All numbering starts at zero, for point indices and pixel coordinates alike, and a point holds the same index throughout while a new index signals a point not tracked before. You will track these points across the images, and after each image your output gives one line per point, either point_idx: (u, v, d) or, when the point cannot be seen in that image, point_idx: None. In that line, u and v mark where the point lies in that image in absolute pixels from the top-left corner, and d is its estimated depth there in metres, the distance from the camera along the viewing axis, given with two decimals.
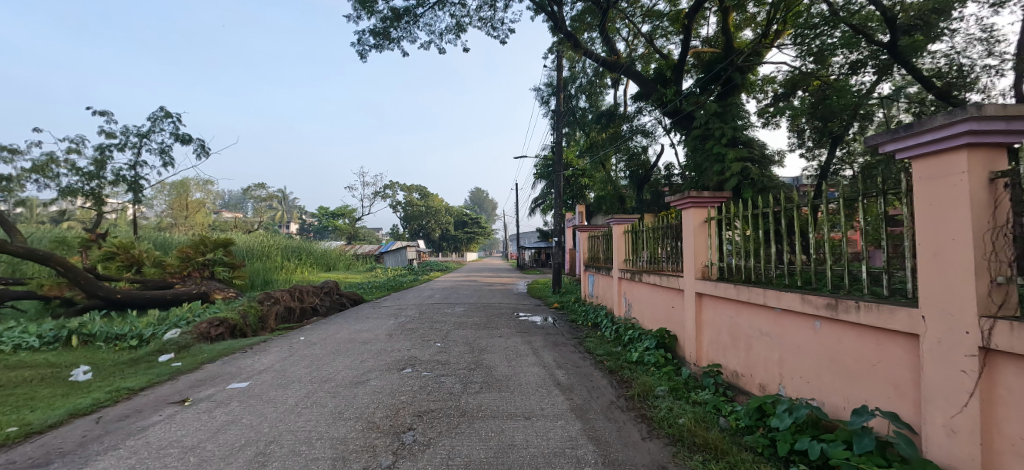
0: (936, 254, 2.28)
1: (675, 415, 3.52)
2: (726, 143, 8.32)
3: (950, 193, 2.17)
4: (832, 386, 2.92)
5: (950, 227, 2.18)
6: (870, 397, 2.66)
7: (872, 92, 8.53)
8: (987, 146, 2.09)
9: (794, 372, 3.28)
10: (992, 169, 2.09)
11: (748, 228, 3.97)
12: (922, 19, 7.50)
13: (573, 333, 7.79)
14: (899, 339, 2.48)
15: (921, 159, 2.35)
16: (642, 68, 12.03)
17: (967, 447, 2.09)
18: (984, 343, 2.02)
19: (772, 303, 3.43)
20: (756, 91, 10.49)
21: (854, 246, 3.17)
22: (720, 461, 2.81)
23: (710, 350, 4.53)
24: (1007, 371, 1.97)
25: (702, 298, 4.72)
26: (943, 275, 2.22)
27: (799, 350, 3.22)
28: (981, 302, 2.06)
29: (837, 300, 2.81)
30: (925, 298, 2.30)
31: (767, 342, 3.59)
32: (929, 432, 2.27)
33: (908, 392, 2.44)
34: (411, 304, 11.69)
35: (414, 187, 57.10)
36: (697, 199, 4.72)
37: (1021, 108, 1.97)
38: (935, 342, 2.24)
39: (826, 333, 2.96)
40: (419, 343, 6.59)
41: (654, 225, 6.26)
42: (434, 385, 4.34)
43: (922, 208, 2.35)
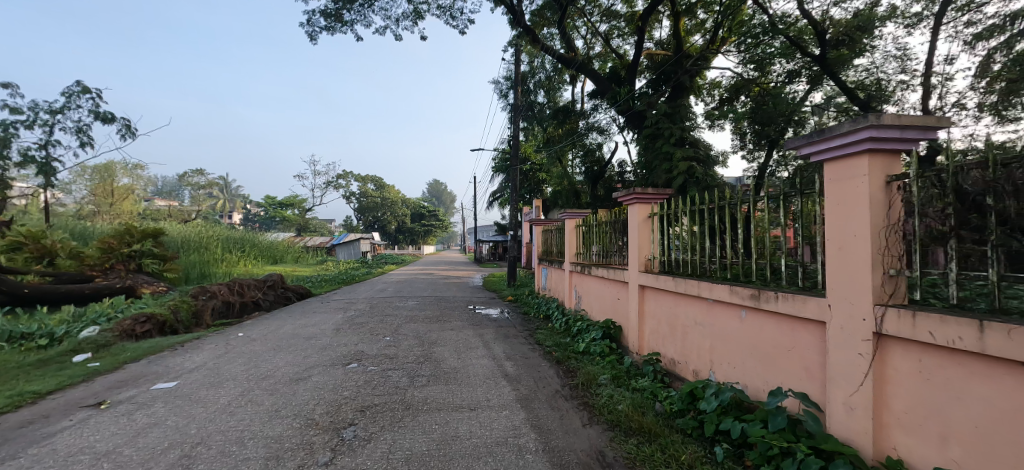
0: (841, 249, 2.51)
1: (615, 402, 3.67)
2: (674, 142, 8.68)
3: (854, 193, 2.41)
4: (754, 370, 3.16)
5: (853, 224, 2.42)
6: (785, 379, 2.90)
7: (805, 99, 9.18)
8: (885, 151, 2.33)
9: (722, 358, 3.52)
10: (889, 173, 2.33)
11: (690, 224, 4.17)
12: (848, 35, 8.21)
13: (525, 325, 7.90)
14: (810, 326, 2.73)
15: (831, 162, 2.58)
16: (599, 66, 12.29)
17: (862, 421, 2.34)
18: (878, 329, 2.26)
19: (706, 294, 3.65)
20: (704, 94, 10.99)
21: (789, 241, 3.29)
22: (653, 443, 2.99)
23: (651, 340, 4.76)
24: (896, 353, 2.22)
25: (645, 290, 4.94)
26: (847, 267, 2.46)
27: (727, 338, 3.46)
28: (876, 292, 2.30)
29: (760, 290, 3.04)
30: (832, 288, 2.54)
31: (700, 331, 3.83)
32: (832, 409, 2.52)
33: (815, 373, 2.69)
34: (362, 298, 11.37)
35: (369, 177, 55.24)
36: (642, 195, 4.93)
37: (913, 118, 2.21)
38: (838, 328, 2.48)
39: (750, 321, 3.20)
40: (368, 336, 6.44)
41: (604, 218, 6.47)
42: (380, 379, 4.26)
43: (832, 206, 2.58)
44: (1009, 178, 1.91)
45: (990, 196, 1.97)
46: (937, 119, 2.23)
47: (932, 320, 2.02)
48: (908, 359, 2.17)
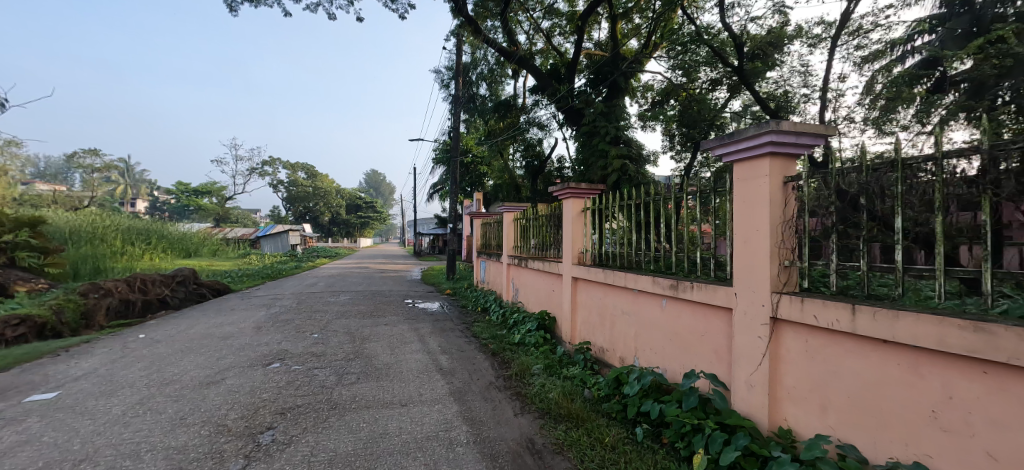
0: (746, 242, 2.76)
1: (546, 391, 3.78)
2: (610, 141, 8.98)
3: (756, 191, 2.66)
4: (672, 355, 3.40)
5: (756, 220, 2.67)
6: (698, 362, 3.16)
7: (726, 106, 9.91)
8: (784, 155, 2.59)
9: (645, 344, 3.75)
10: (787, 174, 2.60)
11: (621, 219, 4.36)
12: (762, 50, 8.99)
13: (462, 318, 7.87)
14: (719, 313, 2.99)
15: (739, 163, 2.82)
16: (540, 62, 12.40)
17: (759, 397, 2.62)
18: (774, 314, 2.53)
19: (632, 284, 3.86)
20: (638, 97, 11.47)
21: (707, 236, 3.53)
22: (580, 428, 3.12)
23: (582, 330, 4.95)
24: (788, 335, 2.51)
25: (578, 282, 5.11)
26: (749, 259, 2.71)
27: (650, 325, 3.69)
28: (773, 280, 2.56)
29: (678, 280, 3.27)
30: (737, 278, 2.80)
31: (627, 319, 4.04)
32: (736, 387, 2.79)
33: (723, 356, 2.96)
34: (288, 294, 10.67)
35: (299, 165, 51.77)
36: (576, 190, 5.07)
37: (806, 126, 2.47)
38: (742, 314, 2.74)
39: (670, 310, 3.43)
40: (294, 334, 6.07)
41: (541, 212, 6.60)
42: (305, 379, 4.04)
43: (739, 204, 2.82)
44: (877, 181, 2.21)
45: (864, 197, 2.26)
46: (825, 127, 2.52)
47: (817, 306, 2.30)
48: (798, 340, 2.45)
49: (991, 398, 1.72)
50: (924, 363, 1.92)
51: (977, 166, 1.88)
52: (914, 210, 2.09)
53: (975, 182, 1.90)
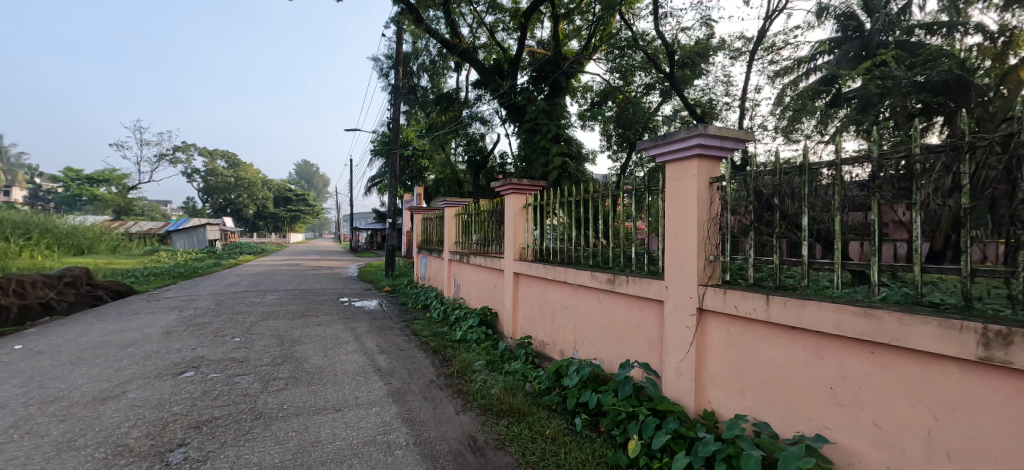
0: (676, 238, 2.92)
1: (488, 387, 3.78)
2: (551, 138, 9.09)
3: (686, 191, 2.82)
4: (609, 346, 3.54)
5: (685, 218, 2.83)
6: (632, 352, 3.31)
7: (658, 110, 10.43)
8: (710, 157, 2.77)
9: (584, 337, 3.87)
10: (712, 176, 2.78)
11: (561, 215, 4.45)
12: (690, 59, 9.58)
13: (401, 316, 7.66)
14: (651, 306, 3.15)
15: (670, 163, 2.96)
16: (483, 57, 12.30)
17: (687, 383, 2.80)
18: (700, 306, 2.70)
19: (572, 279, 3.96)
20: (578, 97, 11.75)
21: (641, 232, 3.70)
22: (521, 422, 3.15)
23: (524, 324, 5.00)
24: (712, 324, 2.69)
25: (519, 277, 5.15)
26: (679, 254, 2.88)
27: (588, 318, 3.81)
28: (700, 274, 2.74)
29: (615, 275, 3.40)
30: (668, 272, 2.95)
31: (566, 313, 4.14)
32: (666, 374, 2.96)
33: (654, 345, 3.12)
34: (205, 294, 9.76)
35: (219, 153, 47.47)
36: (518, 186, 5.10)
37: (729, 131, 2.66)
38: (672, 306, 2.90)
39: (607, 303, 3.56)
40: (212, 339, 5.56)
41: (483, 207, 6.57)
42: (224, 387, 3.71)
43: (670, 202, 2.98)
44: (788, 184, 2.43)
45: (777, 198, 2.48)
46: (745, 133, 2.73)
47: (738, 297, 2.49)
48: (721, 328, 2.65)
49: (878, 374, 1.96)
50: (825, 346, 2.14)
51: (868, 172, 2.12)
52: (816, 210, 2.32)
53: (865, 186, 2.14)
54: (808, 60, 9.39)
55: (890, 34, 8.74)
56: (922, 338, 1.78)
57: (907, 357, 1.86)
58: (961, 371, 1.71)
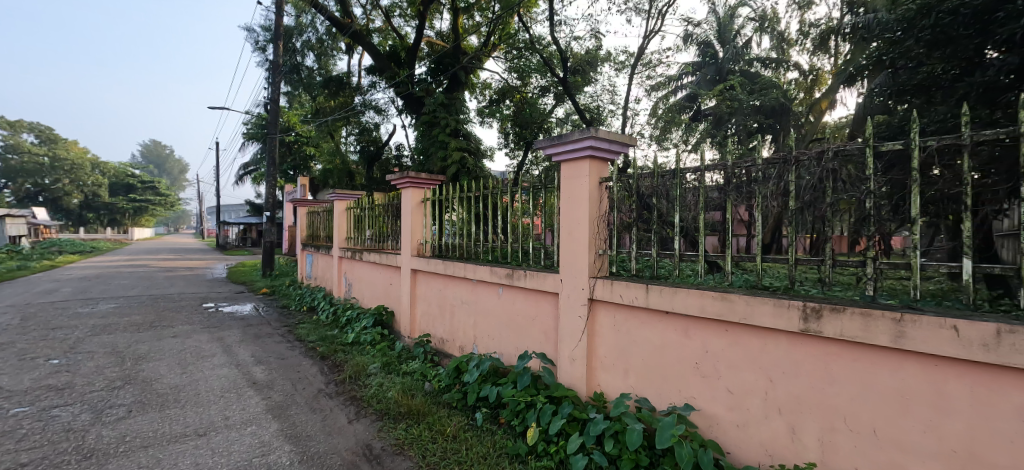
0: (569, 233, 3.06)
1: (384, 390, 3.60)
2: (449, 133, 8.90)
3: (578, 189, 2.98)
4: (507, 339, 3.61)
5: (577, 214, 3.00)
6: (529, 344, 3.42)
7: (553, 112, 10.85)
8: (600, 158, 2.96)
9: (483, 331, 3.89)
10: (602, 175, 2.98)
11: (461, 210, 4.39)
12: (581, 66, 10.17)
13: (282, 321, 6.92)
14: (547, 298, 3.27)
15: (565, 162, 3.08)
16: (378, 41, 11.62)
17: (579, 369, 2.97)
18: (591, 297, 2.88)
19: (471, 275, 3.95)
20: (477, 93, 11.73)
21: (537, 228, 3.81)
22: (421, 423, 3.06)
23: (421, 322, 4.87)
24: (600, 313, 2.89)
25: (416, 274, 4.99)
26: (572, 248, 3.03)
27: (487, 313, 3.84)
28: (591, 267, 2.92)
29: (514, 270, 3.47)
30: (562, 266, 3.10)
31: (465, 309, 4.13)
32: (560, 362, 3.11)
33: (550, 335, 3.26)
34: (7, 307, 7.71)
35: (30, 127, 37.94)
36: (415, 179, 4.93)
37: (616, 134, 2.87)
38: (566, 297, 3.05)
39: (506, 297, 3.63)
40: (18, 363, 4.41)
41: (377, 201, 6.22)
42: (38, 424, 2.97)
43: (564, 199, 3.12)
44: (663, 186, 2.70)
45: (654, 198, 2.74)
46: (630, 138, 2.97)
47: (622, 287, 2.71)
48: (608, 316, 2.86)
49: (731, 348, 2.28)
50: (691, 327, 2.43)
51: (725, 177, 2.44)
52: (685, 210, 2.62)
53: (722, 190, 2.46)
54: (678, 77, 10.62)
55: (736, 64, 10.43)
56: (762, 316, 2.12)
57: (753, 332, 2.19)
58: (788, 341, 2.07)
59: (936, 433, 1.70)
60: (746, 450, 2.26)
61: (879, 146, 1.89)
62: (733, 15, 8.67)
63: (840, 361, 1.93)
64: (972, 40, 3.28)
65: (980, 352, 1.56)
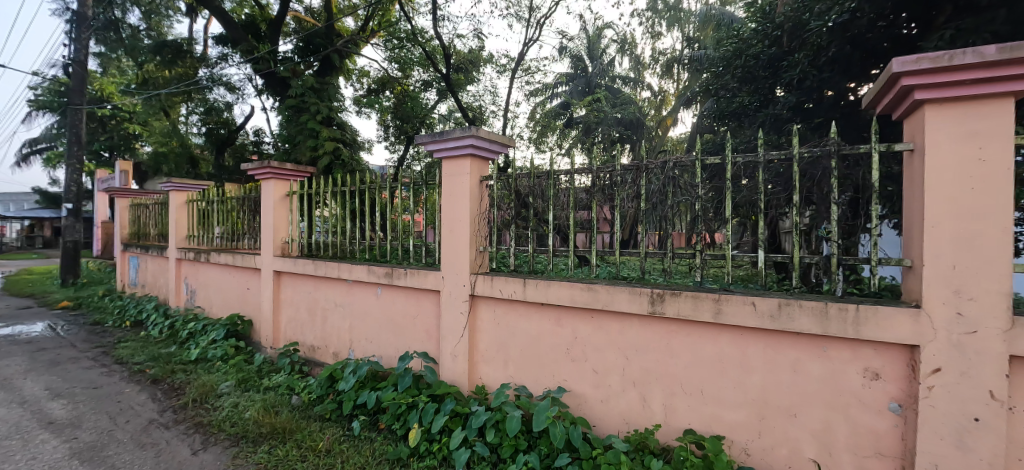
0: (451, 231, 3.09)
1: (240, 411, 3.20)
2: (321, 121, 7.65)
3: (459, 187, 3.03)
4: (387, 341, 3.51)
5: (458, 212, 3.04)
6: (410, 343, 3.37)
7: (434, 108, 10.66)
8: (480, 157, 3.05)
9: (360, 334, 3.71)
10: (482, 174, 3.08)
11: (334, 206, 4.10)
12: (463, 64, 10.20)
13: (95, 341, 5.63)
14: (429, 296, 3.26)
15: (446, 159, 3.10)
16: (231, 8, 10.10)
17: (461, 365, 3.02)
18: (473, 293, 2.96)
19: (346, 275, 3.72)
20: (353, 81, 10.96)
21: (417, 225, 3.76)
22: (287, 443, 2.80)
23: (287, 329, 4.43)
24: (482, 308, 2.99)
25: (281, 276, 4.51)
26: (453, 246, 3.06)
27: (364, 315, 3.67)
28: (472, 264, 3.00)
29: (393, 269, 3.37)
30: (443, 264, 3.11)
31: (339, 312, 3.88)
32: (443, 359, 3.13)
33: (431, 334, 3.25)
34: None
35: None
36: (278, 170, 4.44)
37: (495, 135, 2.99)
38: (447, 295, 3.08)
39: (385, 297, 3.51)
40: None
41: (229, 194, 5.45)
42: None
43: (446, 196, 3.13)
44: (539, 186, 2.88)
45: (531, 197, 2.91)
46: (508, 139, 3.12)
47: (502, 282, 2.83)
48: (489, 310, 2.97)
49: (595, 333, 2.56)
50: (563, 316, 2.66)
51: (590, 180, 2.71)
52: (558, 208, 2.84)
53: (588, 192, 2.74)
54: (553, 85, 11.35)
55: (602, 79, 11.61)
56: (620, 304, 2.42)
57: (612, 318, 2.49)
58: (641, 323, 2.41)
59: (742, 388, 2.16)
60: (608, 422, 2.56)
61: (705, 160, 2.30)
62: (600, 34, 9.62)
63: (678, 337, 2.31)
64: (767, 79, 4.18)
65: (770, 322, 2.04)
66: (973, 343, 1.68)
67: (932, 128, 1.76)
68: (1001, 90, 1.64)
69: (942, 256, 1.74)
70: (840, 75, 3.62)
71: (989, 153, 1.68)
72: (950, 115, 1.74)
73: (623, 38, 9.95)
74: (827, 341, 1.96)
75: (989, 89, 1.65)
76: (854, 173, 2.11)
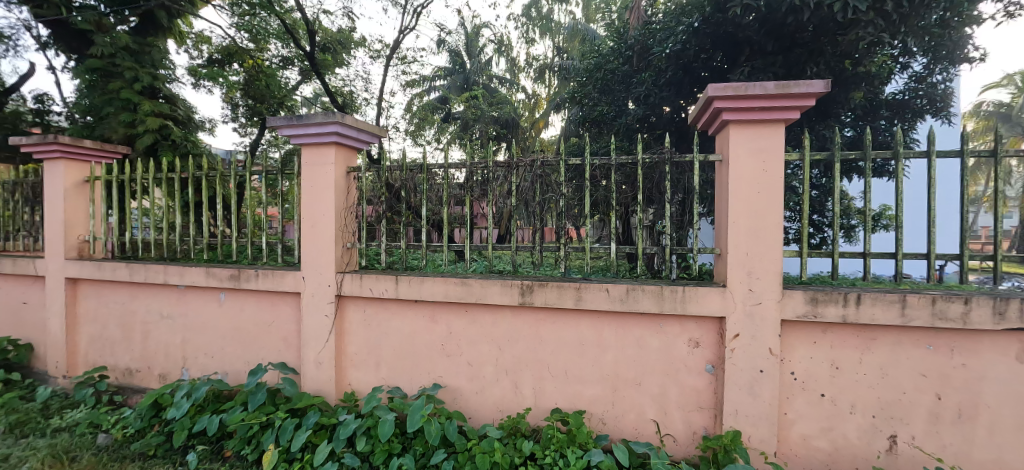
0: (313, 226, 2.81)
1: (14, 465, 2.47)
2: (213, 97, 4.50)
3: (322, 179, 2.79)
4: (234, 354, 3.06)
5: (321, 205, 2.79)
6: (264, 354, 3.00)
7: None
8: (347, 146, 2.85)
9: (197, 349, 3.16)
10: (349, 165, 2.89)
11: (159, 195, 3.41)
12: None
13: None
14: (286, 299, 2.93)
15: (305, 146, 2.81)
16: None
17: (327, 372, 2.79)
18: (339, 293, 2.76)
19: (176, 280, 3.13)
20: None
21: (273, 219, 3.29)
22: None
23: (91, 352, 3.54)
24: (350, 308, 2.80)
25: (78, 285, 3.58)
26: (314, 243, 2.80)
27: (202, 326, 3.14)
28: (338, 262, 2.79)
29: (241, 270, 2.95)
30: (304, 263, 2.82)
31: (168, 325, 3.25)
32: (304, 368, 2.84)
33: (290, 341, 2.94)
34: None
35: None
36: (71, 149, 3.47)
37: (363, 124, 2.82)
38: (310, 296, 2.80)
39: (230, 304, 3.05)
40: None
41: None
42: None
43: (306, 189, 2.83)
44: (412, 180, 2.81)
45: (404, 191, 2.83)
46: (379, 129, 2.98)
47: (372, 280, 2.69)
48: (358, 311, 2.79)
49: (469, 327, 2.60)
50: (438, 312, 2.64)
51: (465, 176, 2.74)
52: (432, 203, 2.81)
53: (462, 187, 2.77)
54: (431, 78, 11.10)
55: (480, 76, 11.76)
56: (492, 296, 2.50)
57: (486, 311, 2.56)
58: (512, 313, 2.52)
59: (599, 366, 2.42)
60: (482, 413, 2.62)
61: (568, 161, 2.51)
62: (478, 33, 9.71)
63: (546, 324, 2.48)
64: (620, 93, 4.73)
65: (620, 305, 2.32)
66: (759, 311, 2.16)
67: (734, 144, 2.20)
68: (778, 117, 2.12)
69: (740, 245, 2.20)
70: (675, 95, 4.27)
71: (769, 165, 2.16)
72: (745, 132, 2.20)
73: (500, 40, 10.22)
74: (663, 319, 2.31)
75: (771, 115, 2.13)
76: (683, 177, 2.52)
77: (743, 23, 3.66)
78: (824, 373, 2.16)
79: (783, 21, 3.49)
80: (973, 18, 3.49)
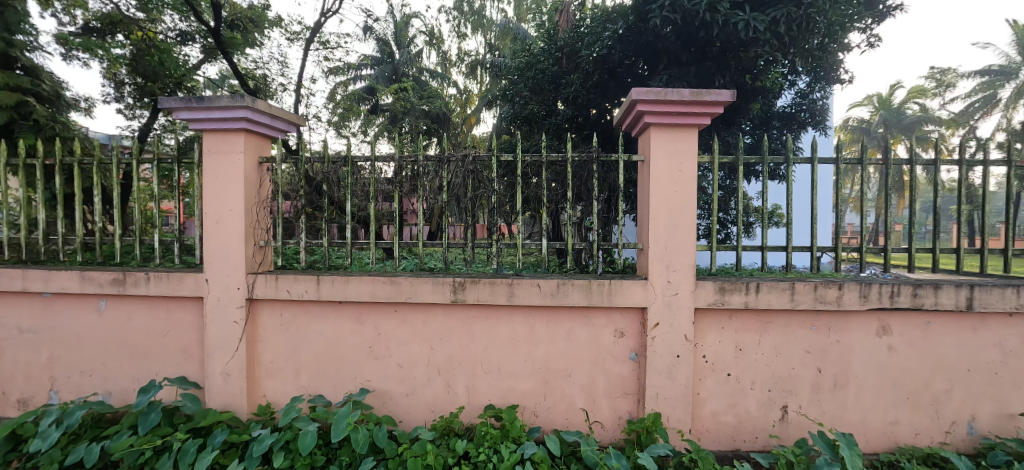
0: (218, 222, 2.52)
1: None
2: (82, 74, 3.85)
3: (229, 170, 2.51)
4: (119, 370, 2.66)
5: (229, 199, 2.52)
6: (158, 368, 2.64)
7: None
8: (258, 133, 2.60)
9: (70, 367, 2.70)
10: (261, 155, 2.64)
11: (13, 184, 2.82)
12: None
13: None
14: (185, 304, 2.60)
15: (208, 132, 2.51)
16: None
17: (237, 384, 2.53)
18: (251, 296, 2.51)
19: (41, 287, 2.64)
20: None
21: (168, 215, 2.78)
22: None
23: None
24: (264, 313, 2.56)
25: None
26: (219, 241, 2.52)
27: (76, 339, 2.68)
28: (248, 261, 2.54)
29: (126, 273, 2.56)
30: (207, 263, 2.52)
31: (30, 340, 2.73)
32: (209, 381, 2.55)
33: (191, 352, 2.62)
34: None
35: None
36: None
37: (277, 110, 2.60)
38: (215, 301, 2.52)
39: (112, 313, 2.64)
40: None
41: None
42: None
43: (209, 181, 2.53)
44: (334, 173, 2.61)
45: (326, 184, 2.63)
46: (296, 117, 2.75)
47: (290, 280, 2.48)
48: (273, 315, 2.56)
49: (399, 327, 2.50)
50: (364, 314, 2.51)
51: (393, 170, 2.62)
52: (357, 198, 2.66)
53: (391, 182, 2.65)
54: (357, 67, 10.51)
55: (409, 69, 11.36)
56: (423, 294, 2.42)
57: (416, 310, 2.48)
58: (445, 311, 2.47)
59: (531, 360, 2.46)
60: (413, 415, 2.54)
61: (500, 158, 2.51)
62: (408, 23, 9.38)
63: (478, 321, 2.46)
64: (549, 92, 4.82)
65: (550, 300, 2.37)
66: (676, 301, 2.34)
67: (654, 146, 2.35)
68: (693, 121, 2.30)
69: (659, 240, 2.35)
70: (601, 98, 4.48)
71: (685, 166, 2.35)
72: (664, 135, 2.35)
73: (431, 31, 9.95)
74: (590, 311, 2.41)
75: (687, 120, 2.30)
76: (608, 176, 2.64)
77: (662, 34, 3.94)
78: (730, 355, 2.40)
79: (696, 35, 3.85)
80: (844, 45, 4.08)
